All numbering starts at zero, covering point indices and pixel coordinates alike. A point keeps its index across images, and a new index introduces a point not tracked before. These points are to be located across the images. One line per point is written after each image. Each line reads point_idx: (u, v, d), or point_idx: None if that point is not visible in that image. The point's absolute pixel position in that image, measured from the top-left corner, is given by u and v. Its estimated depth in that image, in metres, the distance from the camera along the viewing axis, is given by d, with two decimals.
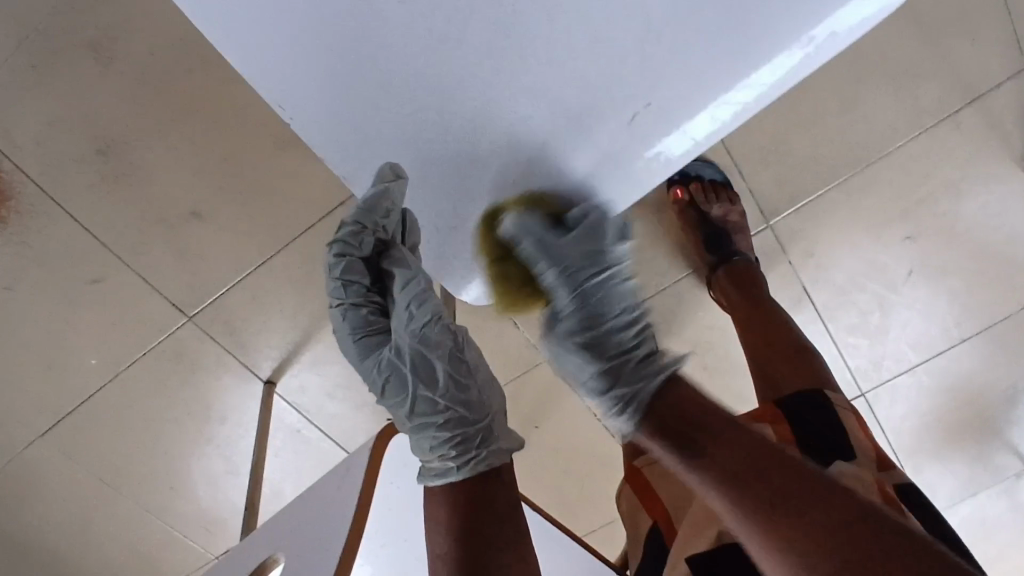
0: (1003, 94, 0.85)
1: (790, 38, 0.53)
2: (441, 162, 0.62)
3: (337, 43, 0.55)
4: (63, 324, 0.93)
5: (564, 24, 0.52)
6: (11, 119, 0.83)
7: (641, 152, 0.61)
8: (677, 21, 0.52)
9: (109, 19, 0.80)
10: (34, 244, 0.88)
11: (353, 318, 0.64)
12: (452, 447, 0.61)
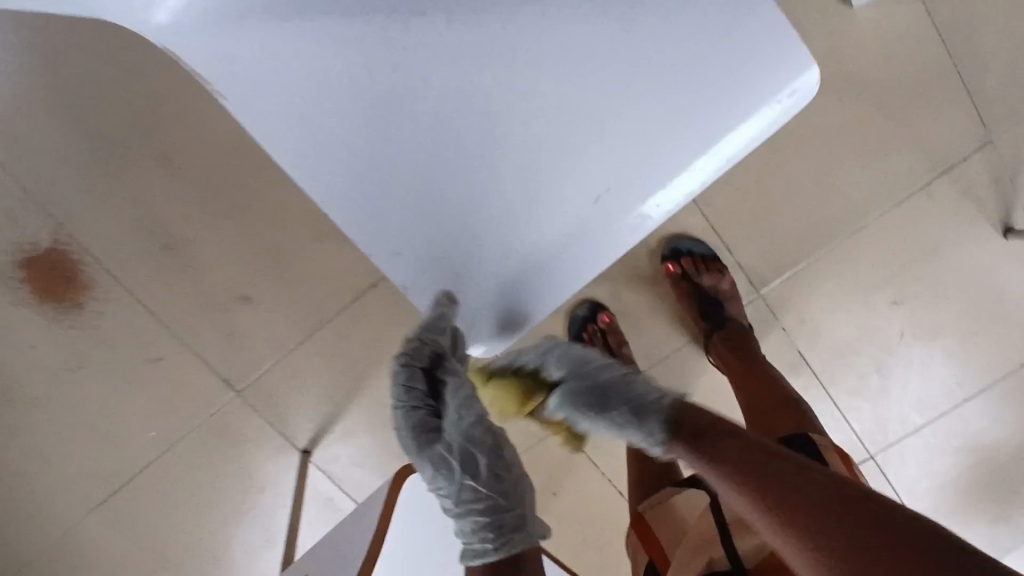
0: (973, 164, 0.92)
1: (721, 130, 0.65)
2: (432, 240, 0.67)
3: (340, 134, 0.61)
4: (123, 400, 1.02)
5: (537, 116, 0.63)
6: (89, 219, 0.95)
7: (607, 227, 0.70)
8: (629, 113, 0.64)
9: (178, 134, 0.94)
10: (103, 327, 1.00)
11: (406, 416, 0.66)
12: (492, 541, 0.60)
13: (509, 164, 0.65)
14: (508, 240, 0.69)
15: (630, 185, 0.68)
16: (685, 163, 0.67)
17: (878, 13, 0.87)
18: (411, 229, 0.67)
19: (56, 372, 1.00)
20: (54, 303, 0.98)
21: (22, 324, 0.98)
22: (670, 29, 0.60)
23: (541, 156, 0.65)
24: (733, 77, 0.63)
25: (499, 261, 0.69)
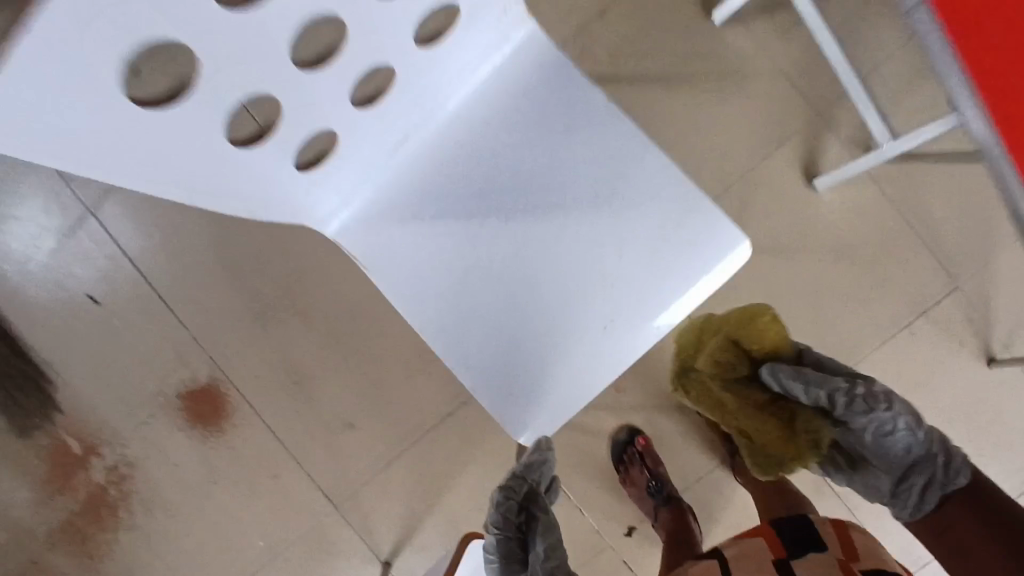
0: (947, 305, 1.11)
1: (702, 261, 0.74)
2: (461, 350, 0.78)
3: (401, 266, 0.78)
4: (246, 508, 1.28)
5: (548, 250, 0.77)
6: (241, 360, 1.27)
7: (610, 346, 0.76)
8: (620, 247, 0.75)
9: (312, 294, 1.26)
10: (238, 446, 1.28)
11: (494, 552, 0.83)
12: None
13: (530, 316, 0.77)
14: (526, 380, 0.76)
15: (629, 326, 0.75)
16: (671, 299, 0.74)
17: (843, 192, 1.10)
18: (459, 371, 0.78)
19: (195, 485, 1.30)
20: (200, 429, 1.28)
21: (175, 445, 1.29)
22: (646, 203, 0.75)
23: (555, 304, 0.76)
24: (700, 236, 0.74)
25: (517, 373, 0.77)
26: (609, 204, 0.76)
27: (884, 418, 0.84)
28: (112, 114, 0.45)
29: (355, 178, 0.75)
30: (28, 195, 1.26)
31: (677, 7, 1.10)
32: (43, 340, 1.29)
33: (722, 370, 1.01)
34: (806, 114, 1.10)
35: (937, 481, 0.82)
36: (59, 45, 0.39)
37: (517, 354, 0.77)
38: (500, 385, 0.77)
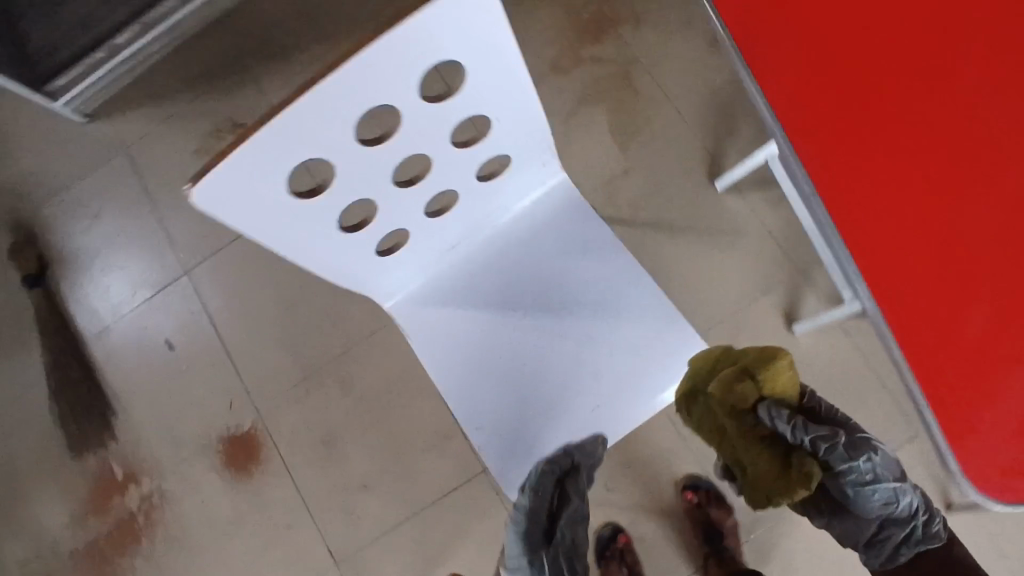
0: (907, 451, 1.25)
1: (678, 365, 0.93)
2: (478, 412, 0.95)
3: (441, 338, 0.98)
4: (257, 552, 1.40)
5: (559, 342, 0.96)
6: (282, 415, 1.44)
7: (600, 424, 0.94)
8: (616, 347, 0.95)
9: (353, 364, 1.44)
10: (261, 493, 1.42)
11: (520, 510, 0.92)
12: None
13: (536, 395, 0.95)
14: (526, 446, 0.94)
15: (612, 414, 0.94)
16: (651, 392, 0.94)
17: (818, 337, 1.29)
18: (473, 430, 0.95)
19: (217, 524, 1.43)
20: (234, 471, 1.44)
21: (209, 484, 1.44)
22: (636, 315, 0.95)
23: (556, 387, 0.95)
24: (675, 349, 0.93)
25: (522, 438, 0.94)
26: (607, 315, 0.96)
27: (864, 468, 0.79)
28: (279, 199, 0.71)
29: (415, 268, 0.96)
30: (144, 255, 1.56)
31: (687, 175, 1.37)
32: (120, 375, 1.51)
33: (733, 401, 0.83)
34: (789, 269, 1.31)
35: (913, 538, 0.82)
36: (259, 150, 0.65)
37: (524, 423, 0.94)
38: (508, 445, 0.94)
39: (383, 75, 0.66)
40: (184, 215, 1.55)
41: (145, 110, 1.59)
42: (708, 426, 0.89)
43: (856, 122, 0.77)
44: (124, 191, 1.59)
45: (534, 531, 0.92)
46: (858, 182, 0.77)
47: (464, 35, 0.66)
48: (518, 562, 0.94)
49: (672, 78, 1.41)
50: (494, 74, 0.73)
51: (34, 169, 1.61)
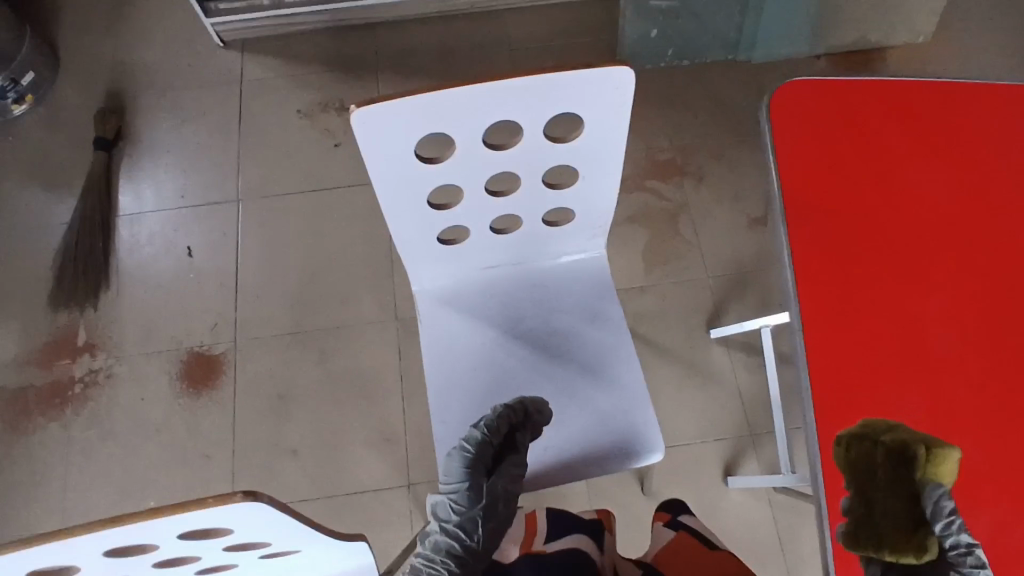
0: None
1: (636, 446, 1.02)
2: (452, 412, 1.04)
3: (449, 338, 1.09)
4: (163, 469, 1.41)
5: (544, 384, 1.07)
6: (254, 357, 1.51)
7: (547, 467, 1.02)
8: (589, 408, 1.05)
9: (339, 344, 1.53)
10: (197, 416, 1.45)
11: (472, 441, 0.91)
12: (443, 561, 0.85)
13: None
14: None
15: (564, 462, 1.02)
16: (604, 459, 1.02)
17: (742, 498, 1.40)
18: (440, 421, 1.03)
19: (143, 425, 1.44)
20: (184, 385, 1.47)
21: (155, 385, 1.47)
22: (618, 390, 1.06)
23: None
24: (640, 429, 1.03)
25: None
26: (593, 381, 1.07)
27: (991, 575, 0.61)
28: (404, 153, 0.84)
29: (456, 267, 1.09)
30: (208, 171, 1.69)
31: (691, 316, 1.54)
32: (132, 258, 1.59)
33: (901, 456, 0.65)
34: (740, 430, 1.45)
35: None
36: (420, 107, 0.79)
37: None
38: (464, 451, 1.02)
39: (529, 101, 0.82)
40: (260, 155, 1.70)
41: (273, 61, 1.79)
42: (860, 468, 0.68)
43: (849, 301, 0.87)
44: (219, 114, 1.75)
45: (480, 460, 0.90)
46: (840, 349, 0.85)
47: (599, 102, 0.83)
48: (454, 488, 0.89)
49: (709, 235, 1.61)
50: (603, 142, 0.89)
51: (155, 62, 1.79)
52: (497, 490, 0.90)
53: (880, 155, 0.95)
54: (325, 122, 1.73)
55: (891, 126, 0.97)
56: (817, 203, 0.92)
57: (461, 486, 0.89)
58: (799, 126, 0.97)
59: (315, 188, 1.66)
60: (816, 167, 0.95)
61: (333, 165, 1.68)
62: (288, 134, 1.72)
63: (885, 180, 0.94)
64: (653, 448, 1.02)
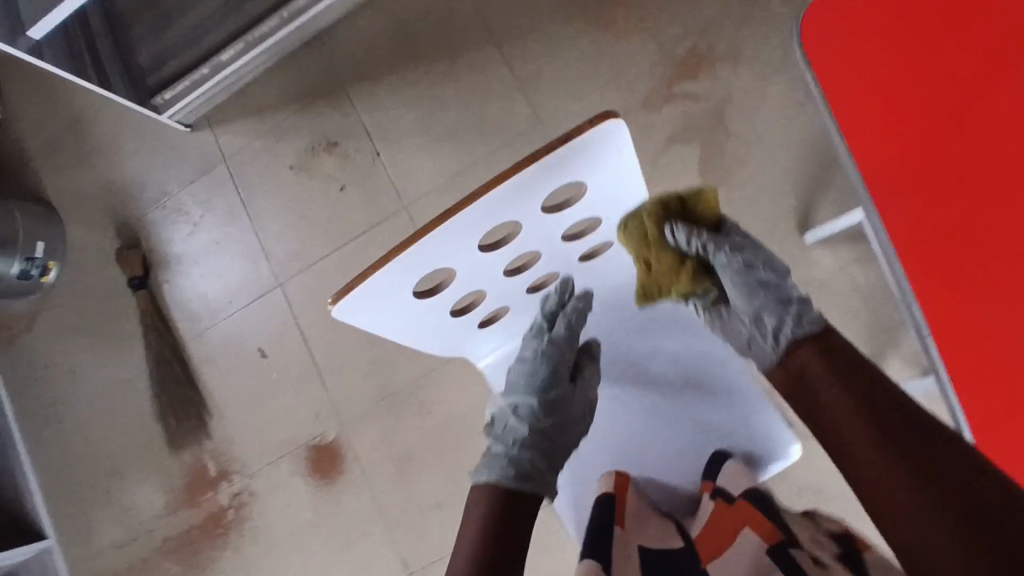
0: None
1: (775, 450, 0.93)
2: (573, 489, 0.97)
3: None
4: (332, 557, 1.50)
5: (652, 419, 0.97)
6: (364, 430, 1.52)
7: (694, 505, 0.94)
8: (709, 429, 0.95)
9: (432, 388, 1.50)
10: (340, 500, 1.51)
11: (551, 335, 0.88)
12: (512, 461, 0.82)
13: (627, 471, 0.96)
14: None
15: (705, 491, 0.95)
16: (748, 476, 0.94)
17: None
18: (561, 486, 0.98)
19: (298, 526, 1.53)
20: (317, 478, 1.53)
21: (292, 488, 1.54)
22: (731, 397, 0.95)
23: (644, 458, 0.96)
24: (771, 431, 0.93)
25: None
26: (699, 394, 0.96)
27: (746, 265, 0.82)
28: (407, 300, 0.75)
29: (512, 335, 0.99)
30: (240, 265, 1.64)
31: (777, 224, 1.35)
32: (216, 377, 1.62)
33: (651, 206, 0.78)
34: (874, 331, 1.29)
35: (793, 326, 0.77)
36: (383, 279, 0.69)
37: None
38: None
39: (516, 198, 0.69)
40: (278, 230, 1.63)
41: (244, 122, 1.66)
42: (643, 238, 0.78)
43: (962, 256, 0.87)
44: (223, 203, 1.67)
45: (559, 359, 0.88)
46: (967, 309, 0.86)
47: (592, 162, 0.68)
48: (532, 392, 0.88)
49: (767, 123, 1.38)
50: (617, 181, 0.73)
51: (141, 176, 1.72)
52: (569, 392, 0.89)
53: (959, 70, 0.86)
54: (320, 167, 1.61)
55: (966, 38, 0.87)
56: (907, 162, 0.87)
57: (533, 390, 0.88)
58: (859, 85, 0.89)
59: (341, 243, 1.58)
60: (885, 119, 0.89)
61: (348, 211, 1.58)
62: (294, 195, 1.62)
63: (962, 102, 0.86)
64: (789, 447, 0.92)
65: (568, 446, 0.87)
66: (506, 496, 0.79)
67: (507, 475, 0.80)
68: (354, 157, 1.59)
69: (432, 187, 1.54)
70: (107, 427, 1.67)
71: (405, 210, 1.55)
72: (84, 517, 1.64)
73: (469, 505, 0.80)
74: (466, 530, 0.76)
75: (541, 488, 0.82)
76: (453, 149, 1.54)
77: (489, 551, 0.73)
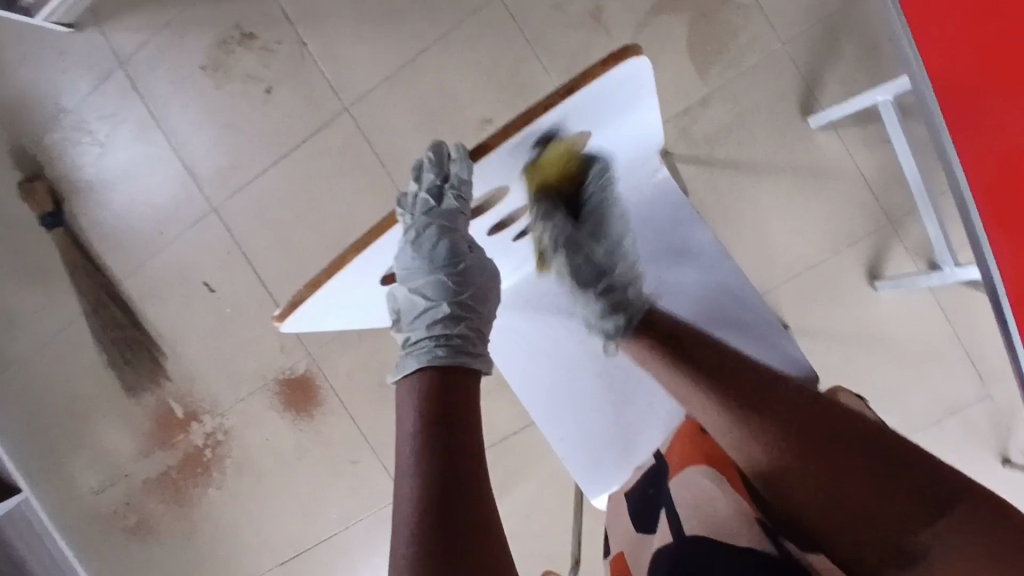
0: (978, 408, 1.18)
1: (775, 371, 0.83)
2: (563, 417, 0.88)
3: (523, 336, 0.89)
4: (321, 486, 1.46)
5: None
6: (338, 359, 1.43)
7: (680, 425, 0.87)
8: None
9: None
10: (321, 430, 1.45)
11: (444, 203, 0.64)
12: (442, 346, 0.62)
13: (614, 395, 0.88)
14: (619, 452, 0.88)
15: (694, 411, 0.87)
16: None
17: (897, 296, 1.19)
18: (542, 411, 0.88)
19: (282, 459, 1.47)
20: (294, 411, 1.45)
21: (270, 422, 1.46)
22: (729, 321, 0.84)
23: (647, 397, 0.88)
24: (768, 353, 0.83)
25: (609, 447, 0.88)
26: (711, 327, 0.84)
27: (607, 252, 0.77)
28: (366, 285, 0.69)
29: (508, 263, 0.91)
30: (166, 189, 1.44)
31: (772, 106, 1.20)
32: (162, 314, 1.47)
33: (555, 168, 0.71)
34: (875, 220, 1.19)
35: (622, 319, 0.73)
36: (360, 263, 0.59)
37: (608, 427, 0.88)
38: (597, 455, 0.88)
39: (504, 156, 0.61)
40: (203, 145, 1.41)
41: (140, 19, 1.40)
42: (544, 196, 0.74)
43: None
44: (132, 117, 1.43)
45: (458, 227, 0.65)
46: None
47: (603, 111, 0.60)
48: (421, 268, 0.64)
49: None
50: (618, 122, 0.66)
51: (28, 91, 1.46)
52: (479, 257, 0.67)
53: None
54: (239, 65, 1.37)
55: None
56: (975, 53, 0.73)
57: (437, 266, 0.64)
58: None
59: (278, 155, 1.37)
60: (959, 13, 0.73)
61: (280, 116, 1.36)
62: (214, 103, 1.39)
63: None
64: (806, 364, 0.82)
65: (493, 310, 0.68)
66: (450, 394, 0.58)
67: (443, 366, 0.60)
68: (277, 50, 1.34)
69: (377, 83, 1.32)
70: (56, 376, 1.54)
71: (348, 112, 1.33)
72: (52, 467, 1.56)
73: (399, 421, 0.57)
74: (401, 437, 0.55)
75: (480, 360, 0.63)
76: (397, 37, 1.30)
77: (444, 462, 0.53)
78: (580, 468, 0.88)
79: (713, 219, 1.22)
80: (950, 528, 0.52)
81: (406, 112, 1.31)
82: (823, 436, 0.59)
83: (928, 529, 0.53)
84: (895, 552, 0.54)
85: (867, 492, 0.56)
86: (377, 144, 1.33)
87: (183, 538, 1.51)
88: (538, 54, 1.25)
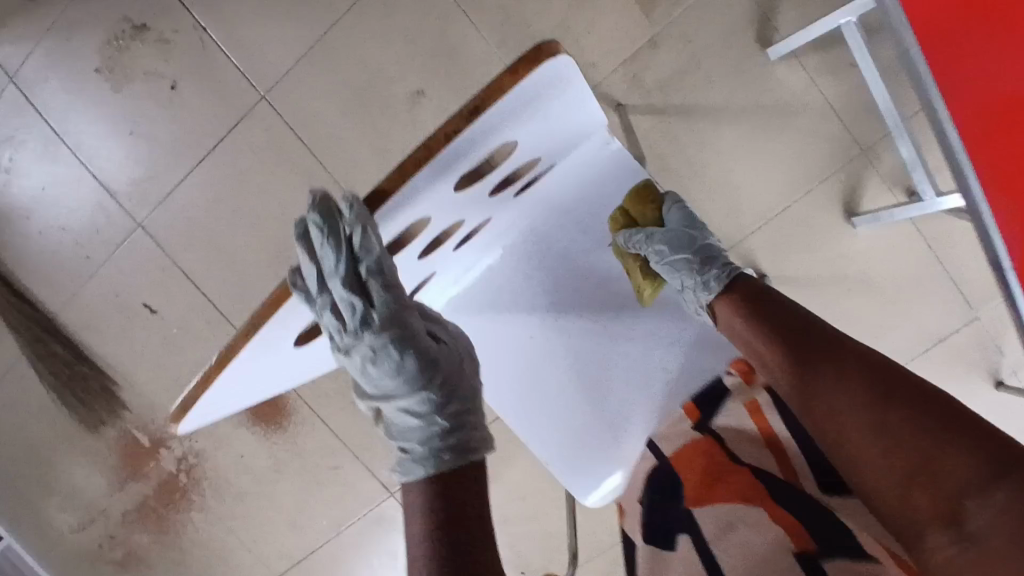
0: (966, 333, 1.14)
1: None
2: (540, 417, 0.81)
3: (491, 337, 0.82)
4: (306, 495, 1.40)
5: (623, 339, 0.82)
6: None
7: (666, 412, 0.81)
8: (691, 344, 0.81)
9: None
10: (296, 440, 1.38)
11: (376, 301, 0.54)
12: (445, 450, 0.58)
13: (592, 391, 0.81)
14: (609, 460, 0.81)
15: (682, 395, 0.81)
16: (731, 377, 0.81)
17: (876, 229, 1.13)
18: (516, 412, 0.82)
19: (261, 474, 1.41)
20: (265, 425, 1.38)
21: (242, 439, 1.39)
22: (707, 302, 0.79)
23: (626, 396, 0.81)
24: None
25: (592, 443, 0.81)
26: None
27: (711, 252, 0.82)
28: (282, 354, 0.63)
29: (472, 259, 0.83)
30: (85, 209, 1.31)
31: (726, 39, 1.10)
32: (106, 344, 1.37)
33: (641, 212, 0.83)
34: (846, 152, 1.11)
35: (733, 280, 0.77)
36: (258, 343, 0.54)
37: (589, 421, 0.81)
38: (581, 455, 0.81)
39: (428, 186, 0.51)
40: (116, 157, 1.28)
41: (20, 24, 1.25)
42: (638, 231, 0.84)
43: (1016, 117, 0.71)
44: (33, 135, 1.29)
45: (408, 321, 0.56)
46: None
47: (535, 118, 0.52)
48: (386, 377, 0.57)
49: None
50: (558, 117, 0.56)
51: None
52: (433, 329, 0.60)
53: None
54: (138, 63, 1.22)
55: None
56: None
57: (405, 373, 0.57)
58: None
59: (199, 158, 1.25)
60: None
61: (193, 114, 1.23)
62: (119, 109, 1.25)
63: None
64: None
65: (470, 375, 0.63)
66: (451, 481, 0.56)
67: (449, 473, 0.57)
68: (176, 40, 1.20)
69: (292, 64, 1.19)
70: (9, 420, 1.45)
71: (265, 100, 1.20)
72: (25, 513, 1.49)
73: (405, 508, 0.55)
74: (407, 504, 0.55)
75: (481, 442, 0.60)
76: (308, 10, 1.17)
77: (454, 552, 0.49)
78: (566, 470, 0.81)
79: (677, 172, 1.13)
80: (992, 502, 0.50)
81: (331, 93, 1.19)
82: (892, 395, 0.58)
83: (973, 498, 0.51)
84: (942, 515, 0.52)
85: (938, 459, 0.54)
86: (303, 132, 1.21)
87: (174, 565, 1.46)
88: (465, 12, 1.13)
